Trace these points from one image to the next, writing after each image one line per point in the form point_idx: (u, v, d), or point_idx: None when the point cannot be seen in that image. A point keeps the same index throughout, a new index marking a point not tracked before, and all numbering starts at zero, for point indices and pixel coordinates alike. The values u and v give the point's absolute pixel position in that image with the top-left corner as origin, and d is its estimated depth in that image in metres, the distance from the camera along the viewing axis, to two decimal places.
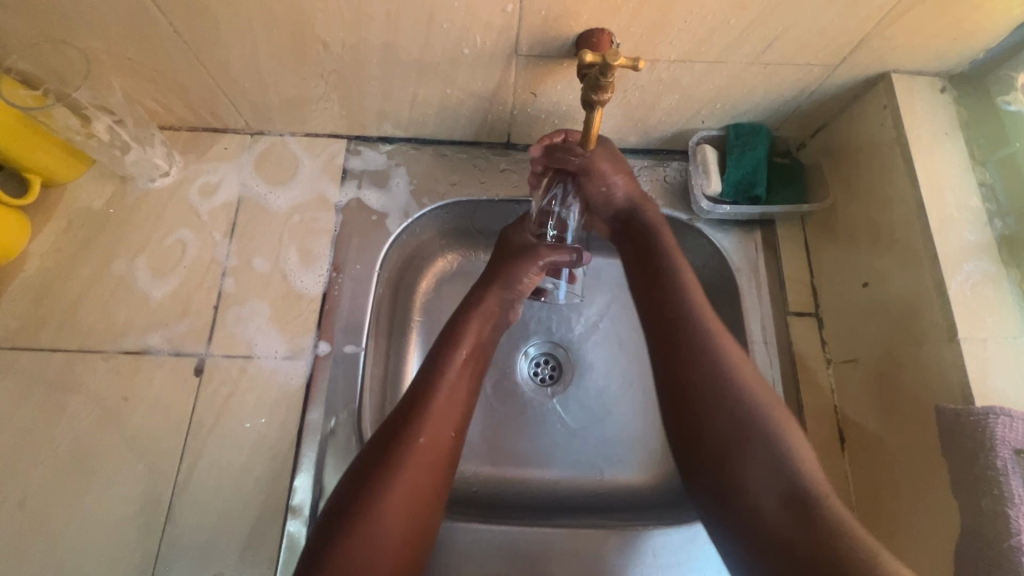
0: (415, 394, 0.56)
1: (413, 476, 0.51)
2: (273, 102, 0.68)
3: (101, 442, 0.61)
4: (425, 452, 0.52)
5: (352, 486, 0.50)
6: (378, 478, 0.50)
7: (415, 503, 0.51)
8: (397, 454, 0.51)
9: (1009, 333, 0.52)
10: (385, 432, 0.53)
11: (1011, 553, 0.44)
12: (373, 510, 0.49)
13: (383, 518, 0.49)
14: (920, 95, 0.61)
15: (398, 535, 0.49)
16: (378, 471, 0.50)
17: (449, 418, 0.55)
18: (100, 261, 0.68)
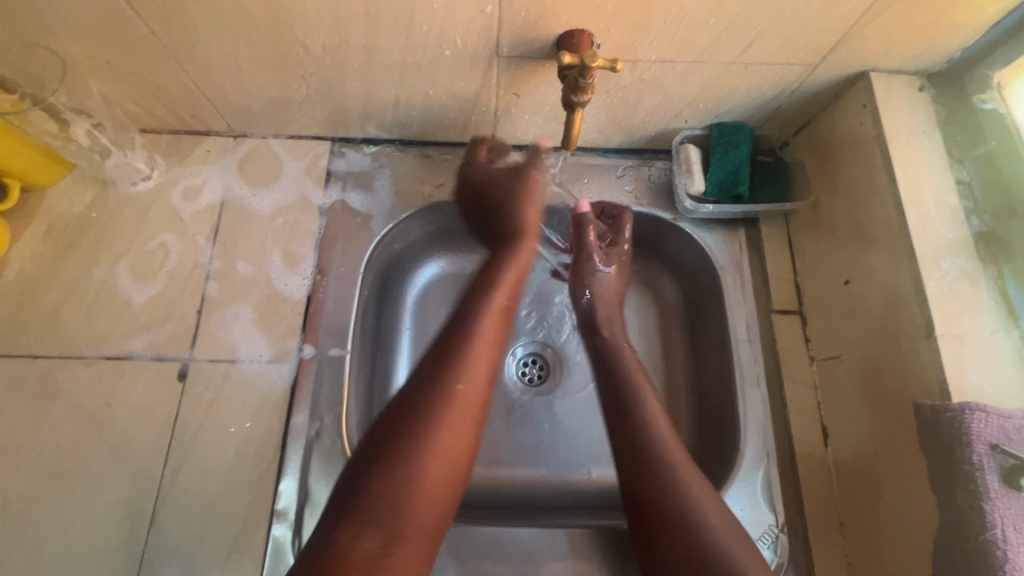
0: (447, 338, 0.54)
1: (452, 422, 0.49)
2: (255, 105, 0.68)
3: (84, 448, 0.60)
4: (465, 395, 0.51)
5: (389, 429, 0.49)
6: (414, 422, 0.49)
7: (455, 451, 0.49)
8: (436, 399, 0.50)
9: (986, 329, 0.52)
10: (420, 379, 0.51)
11: (986, 547, 0.45)
12: (410, 452, 0.47)
13: (422, 467, 0.47)
14: (898, 94, 0.61)
15: (440, 483, 0.48)
16: (416, 417, 0.49)
17: (484, 364, 0.53)
18: (81, 266, 0.67)
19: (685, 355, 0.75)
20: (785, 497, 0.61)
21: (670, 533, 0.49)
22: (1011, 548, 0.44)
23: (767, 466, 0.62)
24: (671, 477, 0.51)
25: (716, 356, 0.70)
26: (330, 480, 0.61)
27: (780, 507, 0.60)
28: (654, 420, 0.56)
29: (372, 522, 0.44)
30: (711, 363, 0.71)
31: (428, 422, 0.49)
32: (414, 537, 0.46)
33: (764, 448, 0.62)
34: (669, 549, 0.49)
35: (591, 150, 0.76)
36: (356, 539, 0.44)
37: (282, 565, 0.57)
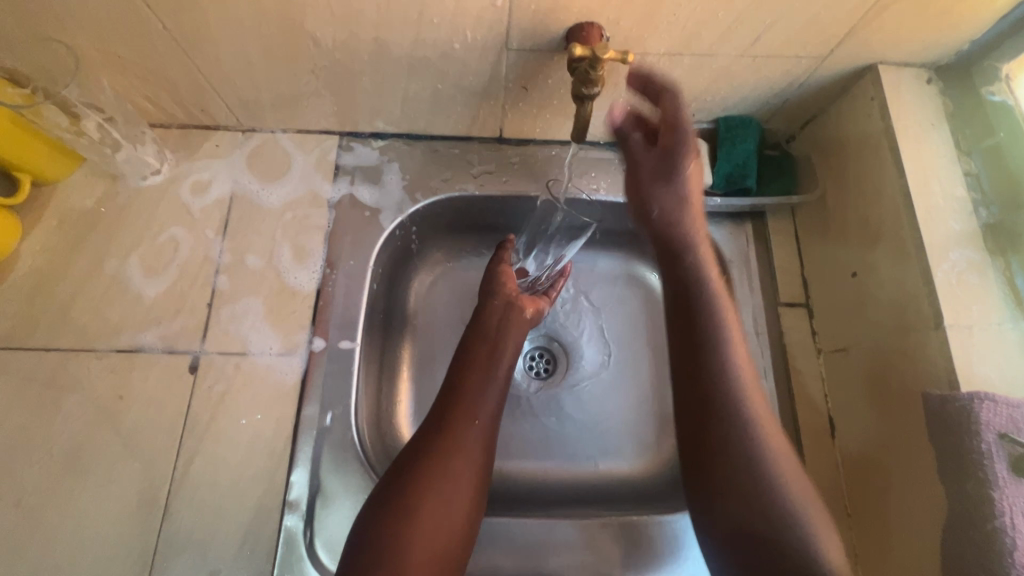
0: (449, 389, 0.60)
1: (456, 476, 0.53)
2: (265, 99, 0.68)
3: (97, 440, 0.61)
4: (467, 450, 0.55)
5: (398, 476, 0.53)
6: (423, 473, 0.53)
7: (456, 498, 0.53)
8: (439, 445, 0.55)
9: (994, 320, 0.53)
10: (427, 429, 0.56)
11: (995, 535, 0.45)
12: (416, 505, 0.51)
13: (424, 510, 0.51)
14: (907, 86, 0.62)
15: (442, 530, 0.51)
16: (418, 464, 0.53)
17: (484, 414, 0.58)
18: (92, 260, 0.68)
19: None
20: None
21: (735, 476, 0.51)
22: (1019, 534, 0.45)
23: None
24: (737, 425, 0.53)
25: None
26: (341, 471, 0.62)
27: None
28: (727, 369, 0.56)
29: (377, 566, 0.48)
30: None
31: (431, 470, 0.53)
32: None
33: None
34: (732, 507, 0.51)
35: (596, 144, 0.77)
36: None
37: (294, 555, 0.58)
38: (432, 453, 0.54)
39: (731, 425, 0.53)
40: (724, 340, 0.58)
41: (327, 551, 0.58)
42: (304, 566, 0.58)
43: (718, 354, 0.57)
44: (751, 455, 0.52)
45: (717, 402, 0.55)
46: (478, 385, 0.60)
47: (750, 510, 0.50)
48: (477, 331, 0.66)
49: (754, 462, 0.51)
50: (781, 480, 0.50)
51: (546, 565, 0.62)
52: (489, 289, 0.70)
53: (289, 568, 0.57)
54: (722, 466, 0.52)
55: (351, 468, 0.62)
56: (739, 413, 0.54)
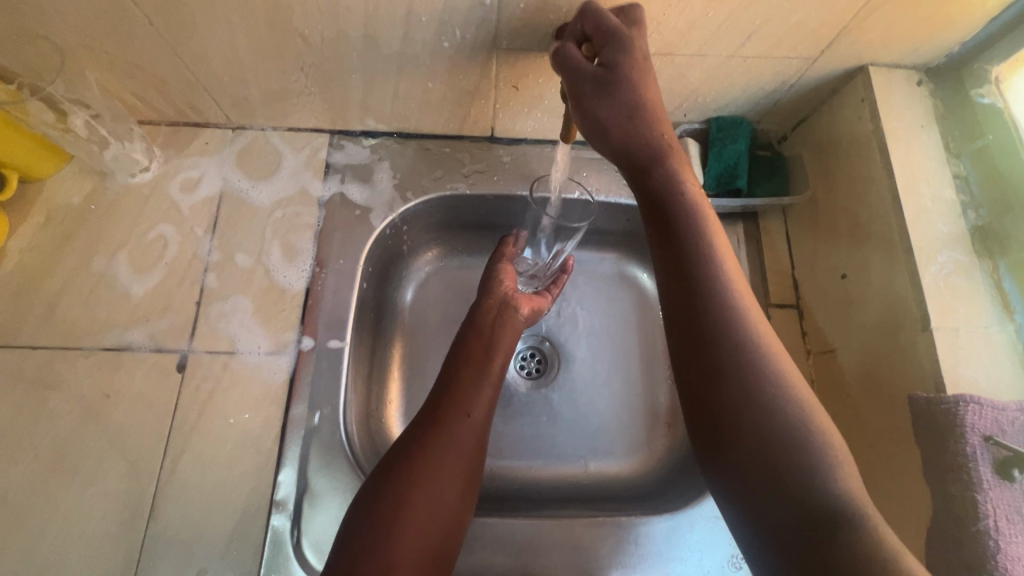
0: (445, 380, 0.61)
1: (448, 465, 0.54)
2: (254, 96, 0.68)
3: (83, 438, 0.60)
4: (459, 442, 0.56)
5: (392, 462, 0.53)
6: (416, 461, 0.53)
7: (449, 483, 0.53)
8: (435, 432, 0.55)
9: (981, 322, 0.53)
10: (423, 417, 0.57)
11: (978, 538, 0.45)
12: (408, 493, 0.51)
13: (416, 493, 0.51)
14: (897, 88, 0.62)
15: (434, 516, 0.51)
16: (414, 449, 0.54)
17: (481, 404, 0.59)
18: (79, 258, 0.67)
19: None
20: None
21: (745, 419, 0.44)
22: (1003, 538, 0.45)
23: None
24: (728, 331, 0.47)
25: None
26: (329, 471, 0.61)
27: None
28: (714, 279, 0.49)
29: (369, 546, 0.48)
30: None
31: (425, 454, 0.53)
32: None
33: None
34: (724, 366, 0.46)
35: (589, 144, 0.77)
36: (354, 564, 0.46)
37: (281, 554, 0.58)
38: (425, 443, 0.54)
39: (718, 344, 0.47)
40: (712, 267, 0.50)
41: (313, 549, 0.58)
42: (291, 565, 0.57)
43: (712, 288, 0.49)
44: (739, 352, 0.46)
45: (711, 332, 0.47)
46: (476, 377, 0.61)
47: (769, 449, 0.43)
48: (474, 328, 0.66)
49: (751, 381, 0.45)
50: (783, 394, 0.45)
51: (534, 566, 0.62)
52: (486, 288, 0.70)
53: (276, 567, 0.57)
54: (726, 406, 0.45)
55: (339, 468, 0.62)
56: (732, 330, 0.47)
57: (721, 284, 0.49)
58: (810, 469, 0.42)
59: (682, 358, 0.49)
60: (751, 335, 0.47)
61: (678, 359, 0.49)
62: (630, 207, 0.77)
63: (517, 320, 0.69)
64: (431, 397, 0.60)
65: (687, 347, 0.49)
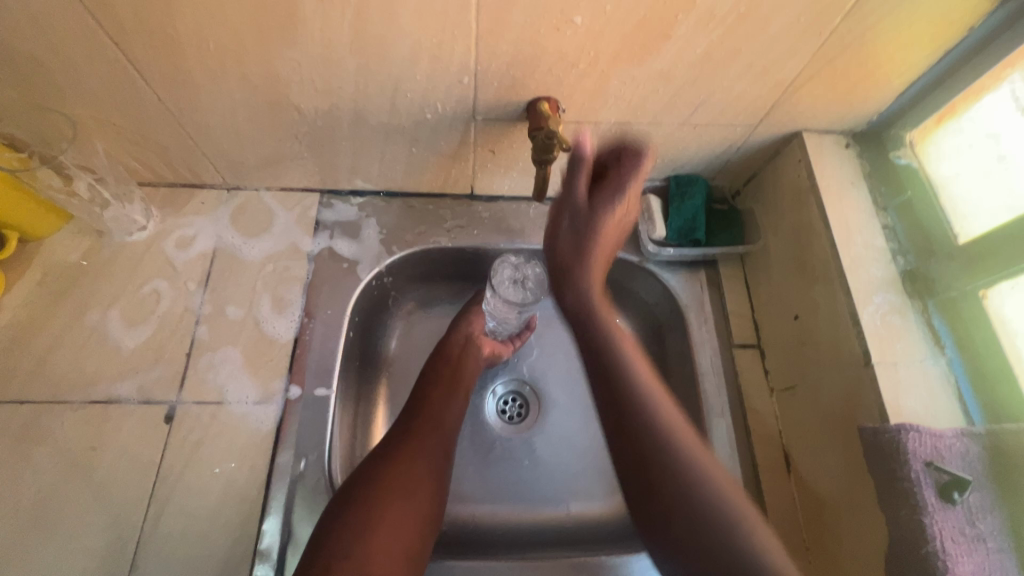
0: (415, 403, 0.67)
1: (418, 476, 0.59)
2: (250, 160, 0.73)
3: (65, 492, 0.61)
4: (427, 452, 0.61)
5: (365, 474, 0.58)
6: (388, 470, 0.58)
7: (418, 487, 0.58)
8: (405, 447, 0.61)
9: (917, 357, 0.58)
10: (395, 437, 0.63)
11: (930, 559, 0.48)
12: (380, 497, 0.56)
13: (388, 501, 0.56)
14: (830, 150, 0.70)
15: (406, 518, 0.56)
16: (387, 461, 0.59)
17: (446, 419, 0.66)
18: (73, 312, 0.70)
19: None
20: None
21: (673, 520, 0.50)
22: (950, 558, 0.48)
23: None
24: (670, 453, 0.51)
25: (683, 396, 0.77)
26: (313, 519, 0.62)
27: None
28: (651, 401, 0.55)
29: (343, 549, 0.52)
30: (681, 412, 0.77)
31: (395, 465, 0.59)
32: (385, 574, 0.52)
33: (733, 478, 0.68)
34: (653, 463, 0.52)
35: None
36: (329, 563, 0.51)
37: None
38: (395, 454, 0.60)
39: (661, 465, 0.51)
40: (647, 395, 0.55)
41: None
42: None
43: (627, 381, 0.56)
44: (683, 470, 0.51)
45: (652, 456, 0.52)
46: (444, 398, 0.68)
47: (699, 539, 0.48)
48: (440, 359, 0.73)
49: (701, 487, 0.50)
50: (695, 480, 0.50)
51: None
52: (455, 325, 0.78)
53: None
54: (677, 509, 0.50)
55: None
56: (676, 450, 0.52)
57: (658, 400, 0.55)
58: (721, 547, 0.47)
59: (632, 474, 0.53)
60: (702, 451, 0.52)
61: (628, 478, 0.54)
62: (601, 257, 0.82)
63: (480, 358, 0.76)
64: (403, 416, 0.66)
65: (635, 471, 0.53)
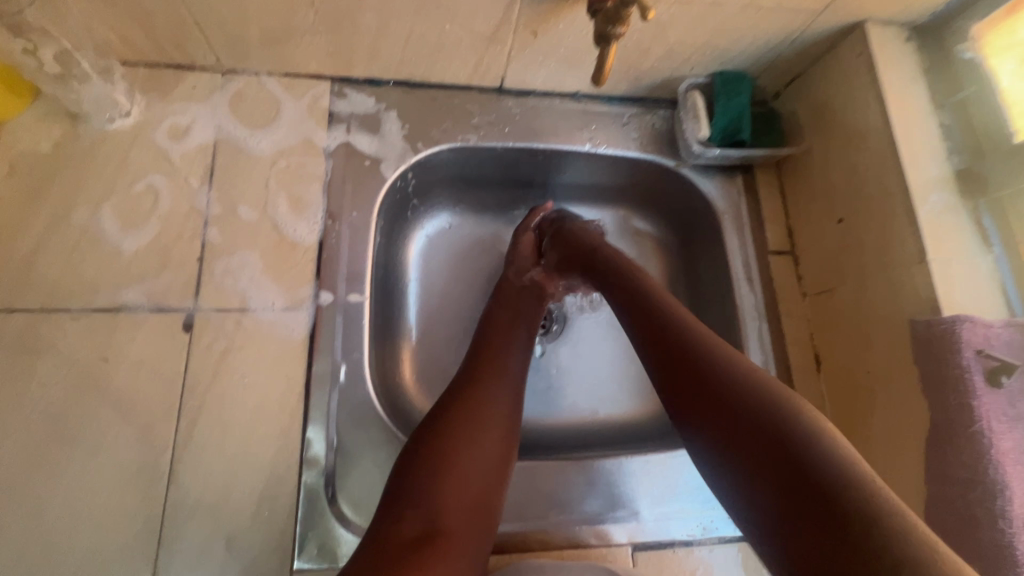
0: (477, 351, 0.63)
1: (486, 417, 0.55)
2: (253, 35, 0.63)
3: (82, 406, 0.55)
4: (496, 406, 0.57)
5: (433, 426, 0.54)
6: (456, 423, 0.53)
7: (489, 443, 0.54)
8: (475, 398, 0.56)
9: (966, 254, 0.59)
10: (460, 387, 0.58)
11: (976, 437, 0.51)
12: (448, 447, 0.52)
13: (459, 457, 0.51)
14: (889, 43, 0.66)
15: (474, 473, 0.52)
16: (456, 413, 0.54)
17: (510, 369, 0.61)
18: (56, 211, 0.60)
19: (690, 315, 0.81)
20: None
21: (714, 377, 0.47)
22: (995, 436, 0.51)
23: None
24: (749, 384, 0.46)
25: (718, 300, 0.77)
26: (360, 427, 0.60)
27: None
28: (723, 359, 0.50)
29: (411, 507, 0.48)
30: (715, 319, 0.78)
31: (462, 417, 0.54)
32: (455, 528, 0.48)
33: None
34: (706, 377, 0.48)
35: (596, 98, 0.78)
36: (398, 520, 0.47)
37: (317, 510, 0.56)
38: (462, 407, 0.55)
39: (726, 383, 0.46)
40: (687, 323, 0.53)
41: (350, 505, 0.57)
42: (329, 520, 0.56)
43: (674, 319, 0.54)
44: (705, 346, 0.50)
45: (722, 381, 0.47)
46: (504, 346, 0.63)
47: (752, 405, 0.44)
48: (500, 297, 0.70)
49: (777, 413, 0.43)
50: (733, 367, 0.48)
51: (570, 509, 0.63)
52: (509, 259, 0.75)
53: (314, 524, 0.55)
54: (858, 521, 0.36)
55: (370, 422, 0.60)
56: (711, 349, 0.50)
57: (697, 321, 0.54)
58: (766, 413, 0.44)
59: (737, 438, 0.44)
60: (828, 441, 0.41)
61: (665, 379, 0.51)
62: (636, 161, 0.78)
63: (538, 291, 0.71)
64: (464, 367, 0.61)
65: (744, 438, 0.44)
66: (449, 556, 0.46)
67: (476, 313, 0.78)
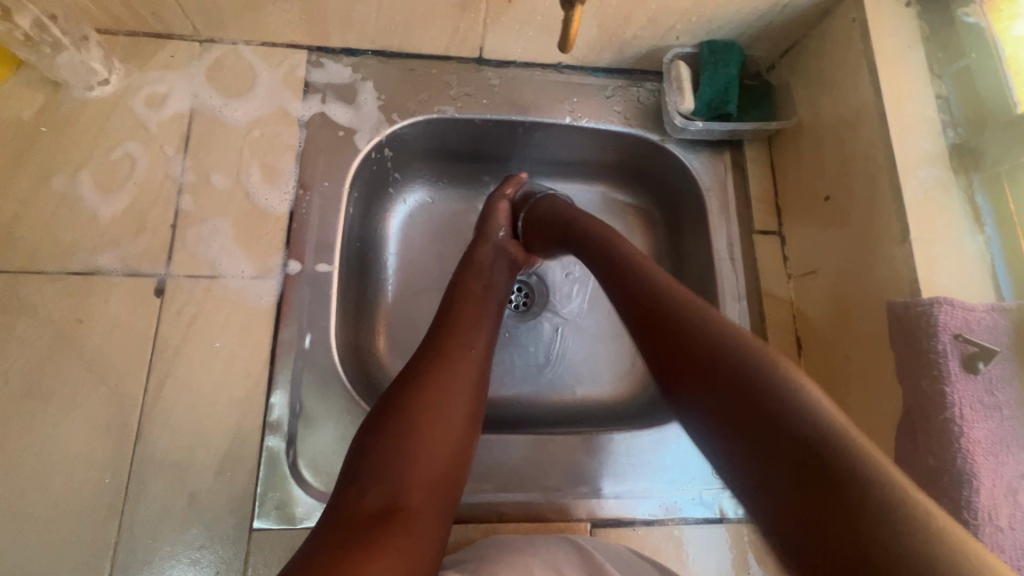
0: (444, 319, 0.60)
1: (451, 386, 0.52)
2: (225, 2, 0.62)
3: (57, 365, 0.57)
4: (462, 375, 0.53)
5: (395, 396, 0.51)
6: (418, 392, 0.50)
7: (456, 414, 0.51)
8: (440, 366, 0.53)
9: (955, 234, 0.55)
10: (424, 355, 0.55)
11: (946, 425, 0.49)
12: (411, 420, 0.49)
13: (423, 429, 0.48)
14: (887, 8, 0.62)
15: (442, 445, 0.49)
16: (418, 381, 0.51)
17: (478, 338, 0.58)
18: (36, 177, 0.62)
19: None
20: None
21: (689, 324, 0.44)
22: (966, 423, 0.48)
23: None
24: (722, 324, 0.43)
25: (699, 280, 0.75)
26: (323, 395, 0.61)
27: None
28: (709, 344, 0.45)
29: (374, 480, 0.45)
30: None
31: (425, 384, 0.51)
32: (422, 503, 0.45)
33: None
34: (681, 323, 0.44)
35: (580, 69, 0.76)
36: (361, 495, 0.44)
37: (277, 473, 0.57)
38: (426, 377, 0.52)
39: (698, 331, 0.43)
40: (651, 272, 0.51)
41: (310, 469, 0.58)
42: (288, 482, 0.57)
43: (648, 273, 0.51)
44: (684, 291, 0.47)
45: (697, 324, 0.44)
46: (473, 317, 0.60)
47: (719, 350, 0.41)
48: (469, 270, 0.67)
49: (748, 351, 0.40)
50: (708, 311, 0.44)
51: (532, 484, 0.63)
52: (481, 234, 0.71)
53: (273, 485, 0.57)
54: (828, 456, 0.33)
55: (333, 390, 0.61)
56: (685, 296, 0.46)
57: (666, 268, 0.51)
58: (741, 350, 0.40)
59: (702, 380, 0.41)
60: (799, 377, 0.38)
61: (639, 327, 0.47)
62: (620, 135, 0.76)
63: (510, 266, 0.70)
64: (431, 335, 0.58)
65: (720, 380, 0.40)
66: (415, 536, 0.43)
67: None
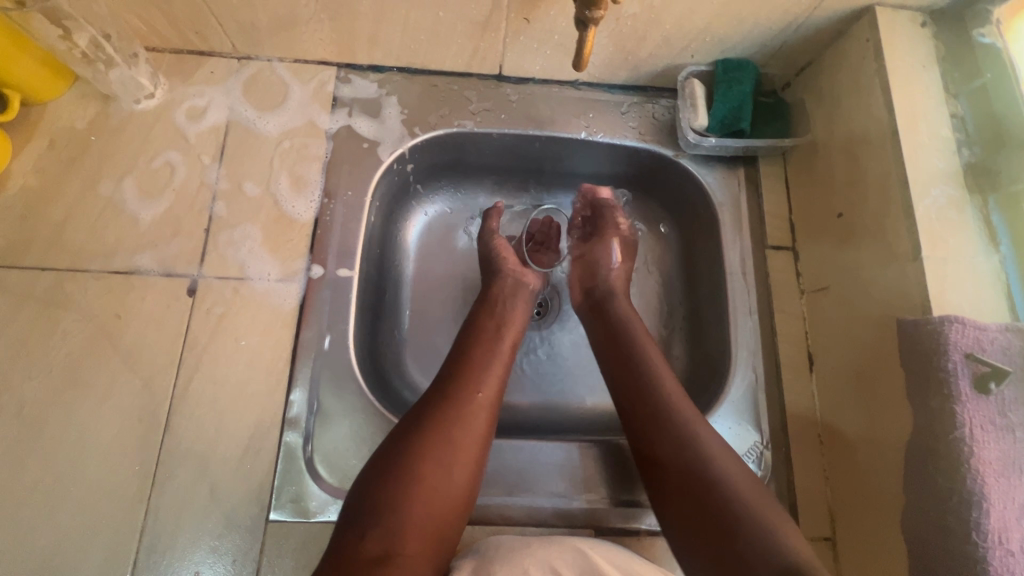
0: (458, 357, 0.59)
1: (457, 433, 0.52)
2: (262, 23, 0.67)
3: (96, 357, 0.61)
4: (468, 421, 0.53)
5: (402, 438, 0.52)
6: (424, 438, 0.51)
7: (458, 461, 0.51)
8: (449, 411, 0.53)
9: (969, 252, 0.55)
10: (435, 396, 0.55)
11: (955, 444, 0.48)
12: (417, 467, 0.50)
13: (424, 476, 0.49)
14: (902, 29, 0.63)
15: (442, 493, 0.50)
16: (425, 426, 0.52)
17: (489, 380, 0.57)
18: (85, 182, 0.67)
19: (685, 306, 0.80)
20: (771, 417, 0.67)
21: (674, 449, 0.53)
22: (978, 444, 0.48)
23: (755, 391, 0.68)
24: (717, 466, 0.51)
25: (711, 294, 0.75)
26: (340, 394, 0.63)
27: (764, 423, 0.67)
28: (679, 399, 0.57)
29: (374, 523, 0.47)
30: (708, 309, 0.76)
31: (432, 431, 0.52)
32: (414, 550, 0.47)
33: (754, 374, 0.68)
34: (666, 456, 0.54)
35: (596, 86, 0.78)
36: (361, 537, 0.46)
37: (294, 467, 0.60)
38: (433, 422, 0.52)
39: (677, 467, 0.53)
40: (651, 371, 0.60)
41: (325, 465, 0.61)
42: (304, 476, 0.60)
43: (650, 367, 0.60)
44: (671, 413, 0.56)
45: (690, 461, 0.52)
46: (485, 355, 0.60)
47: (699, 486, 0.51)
48: (485, 304, 0.67)
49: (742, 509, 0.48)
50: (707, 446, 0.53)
51: (540, 489, 0.64)
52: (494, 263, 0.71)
53: (290, 478, 0.60)
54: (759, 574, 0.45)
55: (350, 390, 0.64)
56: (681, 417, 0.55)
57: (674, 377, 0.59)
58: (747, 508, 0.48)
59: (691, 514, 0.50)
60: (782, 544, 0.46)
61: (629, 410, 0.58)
62: (635, 150, 0.77)
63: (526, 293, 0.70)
64: (443, 373, 0.58)
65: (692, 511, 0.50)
66: None
67: (469, 294, 0.80)
